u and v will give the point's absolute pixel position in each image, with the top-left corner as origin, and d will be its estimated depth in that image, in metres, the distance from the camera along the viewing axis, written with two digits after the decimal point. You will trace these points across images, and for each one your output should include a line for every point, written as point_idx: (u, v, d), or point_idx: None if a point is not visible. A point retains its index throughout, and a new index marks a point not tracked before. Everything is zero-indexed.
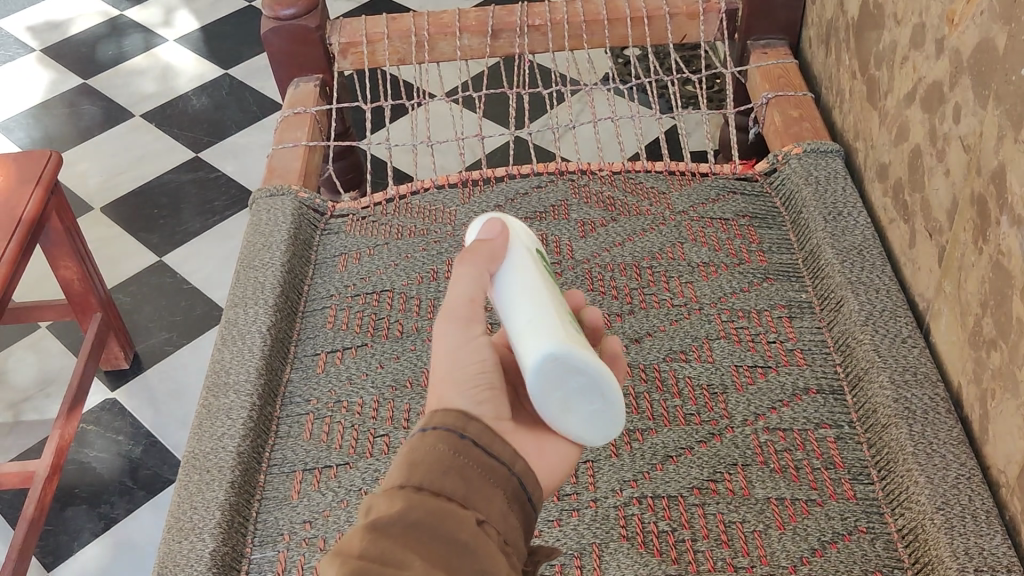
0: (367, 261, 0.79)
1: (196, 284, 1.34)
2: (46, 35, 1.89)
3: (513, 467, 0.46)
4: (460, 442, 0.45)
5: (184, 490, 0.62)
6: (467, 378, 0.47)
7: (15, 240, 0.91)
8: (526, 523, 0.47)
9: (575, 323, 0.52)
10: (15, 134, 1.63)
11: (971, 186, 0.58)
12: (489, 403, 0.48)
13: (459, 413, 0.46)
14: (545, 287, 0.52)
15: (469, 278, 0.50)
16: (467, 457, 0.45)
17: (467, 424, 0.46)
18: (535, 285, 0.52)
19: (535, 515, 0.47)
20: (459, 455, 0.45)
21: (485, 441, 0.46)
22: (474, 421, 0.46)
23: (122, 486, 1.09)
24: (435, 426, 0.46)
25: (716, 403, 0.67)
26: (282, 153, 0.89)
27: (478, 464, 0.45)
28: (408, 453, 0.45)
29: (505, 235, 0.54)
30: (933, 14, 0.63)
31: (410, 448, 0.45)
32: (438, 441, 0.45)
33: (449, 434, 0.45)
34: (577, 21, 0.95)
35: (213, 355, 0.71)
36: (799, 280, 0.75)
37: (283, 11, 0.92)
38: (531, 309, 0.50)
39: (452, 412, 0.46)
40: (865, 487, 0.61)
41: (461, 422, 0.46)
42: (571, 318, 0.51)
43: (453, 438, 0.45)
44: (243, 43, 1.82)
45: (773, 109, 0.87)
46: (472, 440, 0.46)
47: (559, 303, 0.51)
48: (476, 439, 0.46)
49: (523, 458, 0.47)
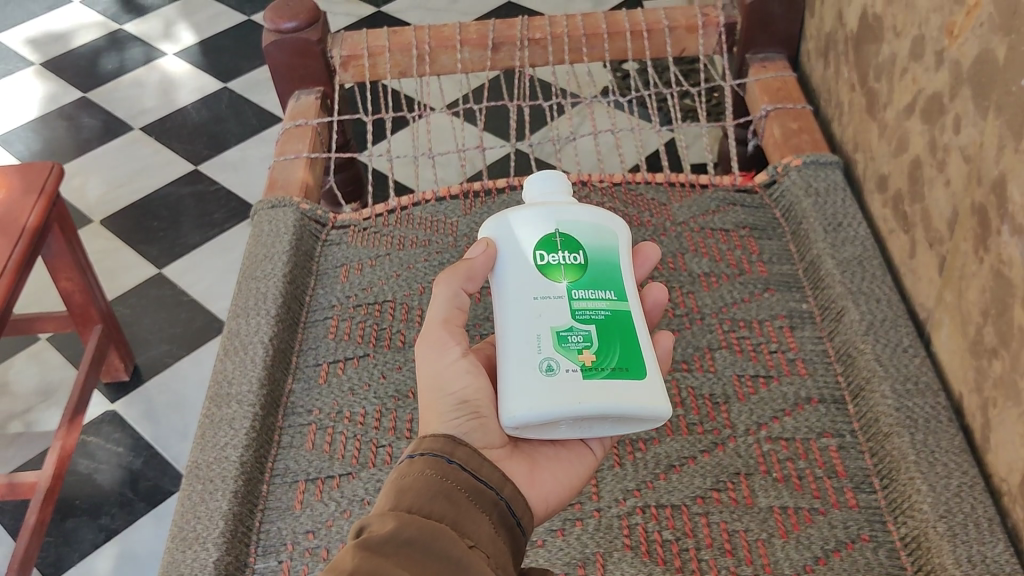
0: (370, 272, 0.80)
1: (196, 296, 1.34)
2: (46, 48, 1.89)
3: (502, 492, 0.49)
4: (448, 466, 0.48)
5: (187, 499, 0.62)
6: (452, 408, 0.51)
7: (18, 250, 0.91)
8: (517, 549, 0.49)
9: (566, 335, 0.52)
10: (15, 147, 1.64)
11: (971, 196, 0.59)
12: (476, 432, 0.51)
13: (447, 438, 0.49)
14: (530, 305, 0.54)
15: (443, 297, 0.54)
16: (455, 480, 0.47)
17: (455, 450, 0.49)
18: (520, 313, 0.54)
19: (524, 539, 0.49)
20: (447, 478, 0.47)
21: (473, 465, 0.49)
22: (462, 446, 0.49)
23: (123, 498, 1.09)
24: (422, 452, 0.48)
25: (718, 413, 0.67)
26: (284, 164, 0.89)
27: (466, 488, 0.47)
28: (398, 478, 0.47)
29: (485, 254, 0.56)
30: (933, 25, 0.63)
31: (399, 475, 0.48)
32: (426, 465, 0.47)
33: (438, 459, 0.48)
34: (577, 35, 0.96)
35: (216, 365, 0.71)
36: (800, 290, 0.75)
37: (285, 25, 0.92)
38: (511, 356, 0.52)
39: (440, 438, 0.49)
40: (867, 496, 0.61)
41: (449, 448, 0.49)
42: (558, 334, 0.52)
43: (442, 463, 0.48)
44: (243, 57, 1.83)
45: (773, 121, 0.87)
46: (460, 464, 0.48)
47: (545, 322, 0.53)
48: (464, 464, 0.49)
49: (512, 483, 0.50)
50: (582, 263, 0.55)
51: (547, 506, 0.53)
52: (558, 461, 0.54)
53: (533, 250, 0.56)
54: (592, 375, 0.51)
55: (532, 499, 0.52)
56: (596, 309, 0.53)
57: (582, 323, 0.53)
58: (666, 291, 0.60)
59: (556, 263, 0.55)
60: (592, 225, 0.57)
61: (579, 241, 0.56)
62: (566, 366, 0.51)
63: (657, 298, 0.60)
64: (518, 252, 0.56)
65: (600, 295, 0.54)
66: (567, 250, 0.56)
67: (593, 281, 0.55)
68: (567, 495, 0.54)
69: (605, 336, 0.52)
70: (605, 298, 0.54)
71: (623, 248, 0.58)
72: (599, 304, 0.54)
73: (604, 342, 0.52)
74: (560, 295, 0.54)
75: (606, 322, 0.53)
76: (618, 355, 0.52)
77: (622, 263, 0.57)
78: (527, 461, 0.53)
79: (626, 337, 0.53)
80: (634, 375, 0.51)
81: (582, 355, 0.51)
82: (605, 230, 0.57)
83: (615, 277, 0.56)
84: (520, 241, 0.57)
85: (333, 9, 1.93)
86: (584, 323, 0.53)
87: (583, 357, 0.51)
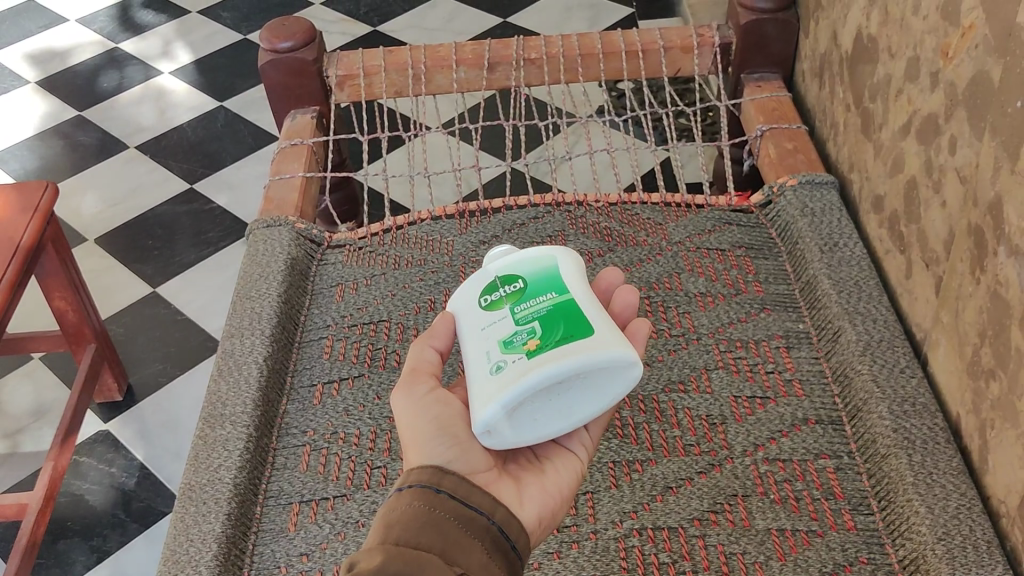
0: (365, 291, 0.79)
1: (190, 315, 1.34)
2: (49, 65, 1.89)
3: (493, 516, 0.49)
4: (436, 497, 0.48)
5: (180, 522, 0.61)
6: (433, 439, 0.51)
7: (12, 267, 0.91)
8: (514, 571, 0.48)
9: (511, 339, 0.54)
10: (10, 165, 1.64)
11: (967, 218, 0.59)
12: (459, 458, 0.51)
13: (433, 469, 0.49)
14: (481, 336, 0.56)
15: (411, 354, 0.56)
16: (442, 510, 0.47)
17: (442, 479, 0.49)
18: (474, 345, 0.55)
19: (521, 563, 0.49)
20: (435, 508, 0.47)
21: (461, 493, 0.49)
22: (449, 475, 0.49)
23: (115, 519, 1.08)
24: (410, 484, 0.48)
25: (716, 434, 0.66)
26: (279, 184, 0.89)
27: (455, 516, 0.47)
28: (385, 512, 0.47)
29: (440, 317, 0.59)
30: (928, 47, 0.64)
31: (387, 508, 0.47)
32: (414, 497, 0.47)
33: (425, 489, 0.48)
34: (572, 55, 0.96)
35: (210, 385, 0.70)
36: (796, 310, 0.75)
37: (281, 44, 0.93)
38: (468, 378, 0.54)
39: (427, 469, 0.49)
40: (865, 519, 0.61)
41: (436, 478, 0.49)
42: (504, 341, 0.54)
43: (430, 494, 0.48)
44: (239, 75, 1.83)
45: (767, 141, 0.88)
46: (448, 494, 0.48)
47: (491, 342, 0.54)
48: (452, 493, 0.48)
49: (504, 506, 0.50)
50: (522, 282, 0.58)
51: (541, 525, 0.52)
52: (546, 478, 0.54)
53: (475, 294, 0.59)
54: (537, 352, 0.52)
55: (524, 519, 0.51)
56: (536, 309, 0.54)
57: (524, 324, 0.54)
58: (635, 291, 0.60)
59: (497, 296, 0.57)
60: (529, 255, 0.59)
61: (518, 274, 0.58)
62: (512, 360, 0.52)
63: (627, 300, 0.60)
64: (465, 302, 0.59)
65: (541, 299, 0.55)
66: (506, 281, 0.58)
67: (534, 292, 0.56)
68: (560, 511, 0.54)
69: (547, 321, 0.53)
70: (547, 298, 0.55)
71: (564, 258, 0.59)
72: (540, 306, 0.55)
73: (547, 327, 0.53)
74: (504, 316, 0.55)
75: (547, 312, 0.54)
76: (562, 330, 0.52)
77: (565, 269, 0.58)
78: (513, 482, 0.52)
79: (570, 316, 0.53)
80: (580, 336, 0.52)
81: (527, 344, 0.53)
82: (540, 251, 0.59)
83: (555, 281, 0.57)
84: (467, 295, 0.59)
85: (329, 28, 1.93)
86: (526, 323, 0.54)
87: (528, 345, 0.52)
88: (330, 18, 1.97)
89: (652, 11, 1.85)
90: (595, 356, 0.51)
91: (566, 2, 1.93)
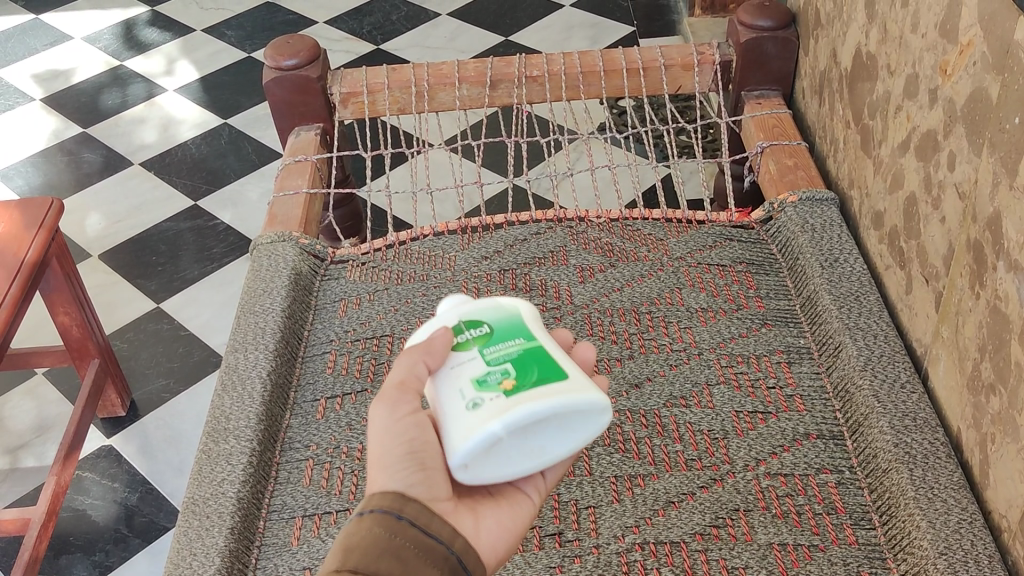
0: (367, 307, 0.80)
1: (193, 330, 1.34)
2: (51, 83, 1.91)
3: (452, 546, 0.45)
4: (398, 524, 0.44)
5: (183, 536, 0.62)
6: None
7: (16, 284, 0.91)
8: None
9: (485, 377, 0.50)
10: (14, 182, 1.65)
11: (967, 233, 0.59)
12: (422, 484, 0.47)
13: (396, 494, 0.45)
14: (449, 375, 0.52)
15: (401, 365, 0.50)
16: (404, 539, 0.44)
17: (405, 505, 0.45)
18: (444, 382, 0.51)
19: None
20: (396, 536, 0.44)
21: (423, 521, 0.45)
22: (412, 501, 0.46)
23: (117, 534, 1.08)
24: (371, 509, 0.45)
25: (718, 449, 0.67)
26: (283, 200, 0.89)
27: (416, 545, 0.44)
28: (343, 538, 0.44)
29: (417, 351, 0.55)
30: (927, 65, 0.64)
31: (346, 533, 0.44)
32: (375, 523, 0.44)
33: (386, 516, 0.44)
34: (574, 73, 0.97)
35: (214, 401, 0.71)
36: (797, 325, 0.75)
37: (286, 62, 0.94)
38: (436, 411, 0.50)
39: (390, 493, 0.45)
40: (867, 533, 0.61)
41: (399, 503, 0.45)
42: (477, 379, 0.50)
43: (391, 520, 0.44)
44: (243, 93, 1.84)
45: (768, 158, 0.88)
46: (410, 521, 0.45)
47: (461, 381, 0.51)
48: (414, 519, 0.45)
49: (462, 536, 0.47)
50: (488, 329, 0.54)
51: (495, 556, 0.49)
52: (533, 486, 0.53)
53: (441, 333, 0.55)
54: (515, 391, 0.49)
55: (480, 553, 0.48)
56: (506, 354, 0.52)
57: (498, 364, 0.51)
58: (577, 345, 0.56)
59: (464, 338, 0.54)
60: (493, 304, 0.56)
61: (484, 320, 0.55)
62: (488, 397, 0.49)
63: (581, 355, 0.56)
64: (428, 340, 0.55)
65: (510, 344, 0.53)
66: (472, 326, 0.54)
67: (505, 337, 0.53)
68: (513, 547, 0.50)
69: (522, 363, 0.51)
70: (516, 343, 0.53)
71: (527, 309, 0.56)
72: (511, 351, 0.52)
73: (521, 369, 0.50)
74: (474, 358, 0.52)
75: (522, 356, 0.51)
76: (539, 372, 0.50)
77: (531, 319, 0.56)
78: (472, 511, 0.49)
79: (542, 358, 0.51)
80: (556, 378, 0.49)
81: (502, 384, 0.50)
82: (505, 305, 0.56)
83: (519, 327, 0.54)
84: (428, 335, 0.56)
85: (332, 46, 1.95)
86: (501, 364, 0.51)
87: (504, 385, 0.50)
88: (333, 36, 1.98)
89: (653, 30, 1.88)
90: (574, 396, 0.49)
91: (567, 21, 1.95)
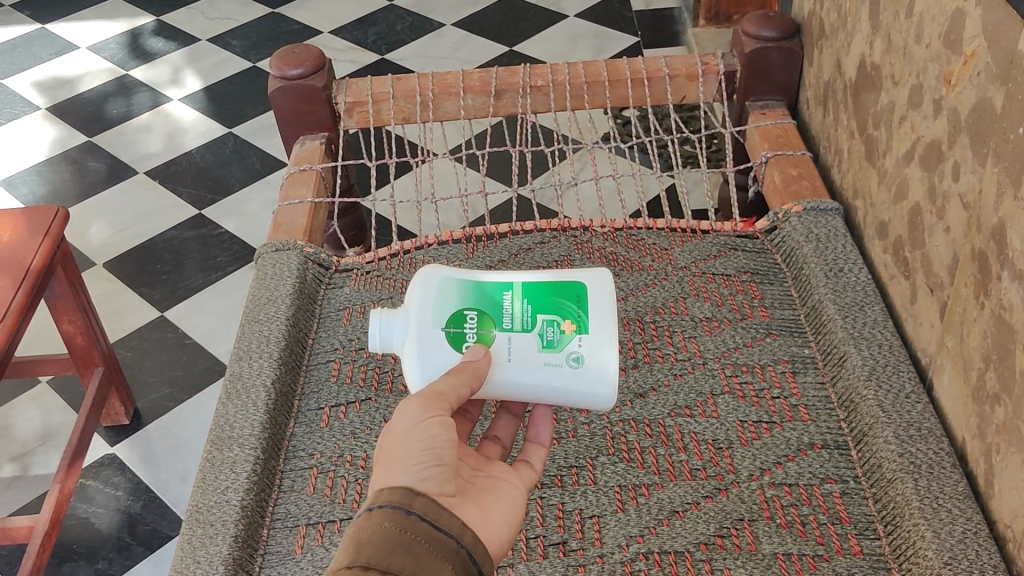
0: (371, 315, 0.80)
1: (198, 339, 1.34)
2: (56, 92, 1.91)
3: (462, 540, 0.44)
4: (408, 518, 0.43)
5: (187, 544, 0.61)
6: None
7: (21, 291, 0.91)
8: None
9: (545, 335, 0.60)
10: (19, 190, 1.65)
11: (971, 243, 0.59)
12: (435, 479, 0.46)
13: (404, 489, 0.44)
14: (513, 364, 0.59)
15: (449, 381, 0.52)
16: (415, 533, 0.42)
17: (413, 501, 0.44)
18: (518, 372, 0.59)
19: None
20: (407, 531, 0.42)
21: (432, 516, 0.44)
22: (420, 497, 0.44)
23: (120, 542, 1.08)
24: (380, 505, 0.43)
25: (722, 458, 0.67)
26: (288, 209, 0.90)
27: (427, 539, 0.42)
28: (352, 533, 0.42)
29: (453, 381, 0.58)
30: (931, 75, 0.64)
31: (355, 529, 0.42)
32: (385, 518, 0.42)
33: (396, 510, 0.43)
34: (578, 82, 0.97)
35: (218, 409, 0.71)
36: (801, 335, 0.75)
37: (291, 71, 0.94)
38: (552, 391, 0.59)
39: (398, 489, 0.44)
40: (871, 543, 0.61)
41: (407, 499, 0.44)
42: (542, 341, 0.59)
43: (400, 515, 0.43)
44: (248, 102, 1.85)
45: (773, 167, 0.88)
46: (419, 515, 0.43)
47: (533, 356, 0.59)
48: (423, 515, 0.43)
49: (471, 532, 0.45)
50: (474, 314, 0.60)
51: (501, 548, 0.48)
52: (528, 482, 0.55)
53: (452, 351, 0.59)
54: (581, 323, 0.61)
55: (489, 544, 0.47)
56: (523, 311, 0.60)
57: (536, 320, 0.60)
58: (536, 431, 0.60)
59: (476, 333, 0.59)
60: (434, 293, 0.61)
61: (458, 312, 0.60)
62: (575, 343, 0.60)
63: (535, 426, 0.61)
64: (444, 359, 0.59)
65: (509, 302, 0.61)
66: (464, 320, 0.60)
67: (493, 304, 0.61)
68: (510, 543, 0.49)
69: (549, 304, 0.61)
70: (513, 298, 0.61)
71: (451, 278, 0.62)
72: (521, 306, 0.61)
73: (555, 310, 0.61)
74: (509, 336, 0.59)
75: (533, 299, 0.61)
76: (565, 299, 0.61)
77: (471, 279, 0.62)
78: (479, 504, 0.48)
79: (544, 289, 0.62)
80: (584, 291, 0.62)
81: (566, 328, 0.60)
82: (444, 290, 0.61)
83: (484, 292, 0.61)
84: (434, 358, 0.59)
85: (338, 56, 1.96)
86: (537, 319, 0.60)
87: (566, 325, 0.60)
88: (337, 46, 1.99)
89: (657, 41, 1.88)
90: (603, 292, 0.62)
91: (571, 32, 1.95)
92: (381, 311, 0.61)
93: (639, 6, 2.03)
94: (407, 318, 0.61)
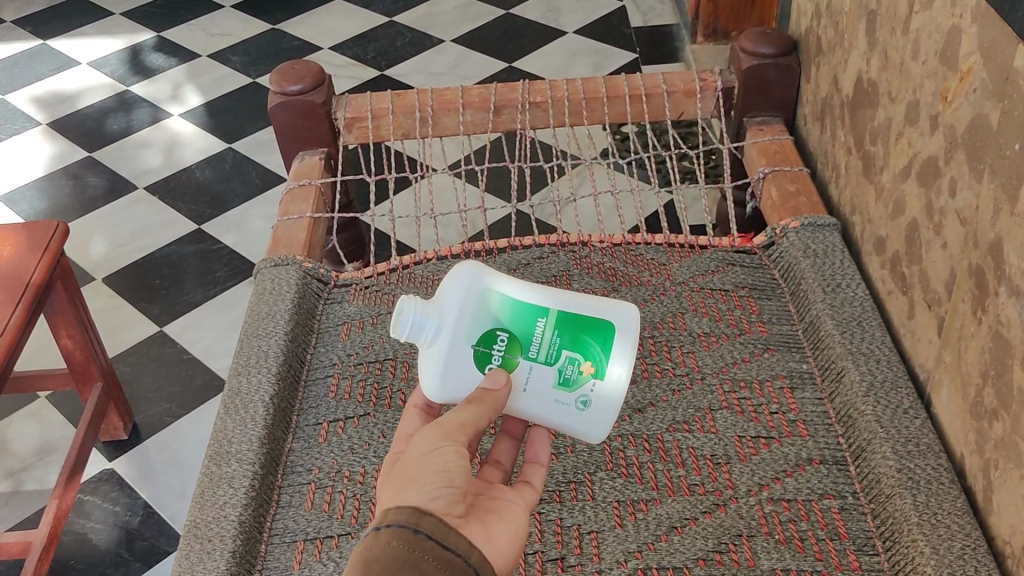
0: (370, 330, 0.80)
1: (197, 354, 1.34)
2: (56, 108, 1.92)
3: (469, 559, 0.44)
4: (415, 537, 0.43)
5: (186, 559, 0.61)
6: None
7: (22, 305, 0.91)
8: None
9: (562, 374, 0.60)
10: (19, 206, 1.65)
11: (968, 258, 0.60)
12: (445, 497, 0.46)
13: (413, 509, 0.44)
14: (526, 395, 0.60)
15: (469, 412, 0.52)
16: (423, 550, 0.42)
17: (421, 519, 0.44)
18: (533, 403, 0.60)
19: None
20: (414, 549, 0.42)
21: (440, 534, 0.44)
22: (428, 515, 0.44)
23: (118, 558, 1.08)
24: (388, 524, 0.43)
25: (720, 474, 0.66)
26: (288, 224, 0.90)
27: (435, 558, 0.42)
28: (362, 552, 0.42)
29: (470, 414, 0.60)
30: (927, 91, 0.65)
31: (363, 549, 0.42)
32: (393, 537, 0.42)
33: (404, 529, 0.43)
34: (576, 98, 0.97)
35: (217, 425, 0.71)
36: (800, 350, 0.75)
37: (291, 86, 0.94)
38: (557, 420, 0.61)
39: (406, 508, 0.44)
40: (870, 559, 0.61)
41: (415, 518, 0.44)
42: (558, 379, 0.60)
43: (408, 534, 0.43)
44: (248, 118, 1.86)
45: (770, 183, 0.88)
46: (427, 534, 0.43)
47: (547, 390, 0.60)
48: (431, 533, 0.43)
49: (480, 550, 0.45)
50: (503, 335, 0.60)
51: (507, 567, 0.48)
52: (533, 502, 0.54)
53: (475, 368, 0.60)
54: (599, 369, 0.60)
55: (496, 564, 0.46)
56: (551, 344, 0.60)
57: (559, 356, 0.60)
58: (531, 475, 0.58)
59: (502, 357, 0.60)
60: (474, 307, 0.60)
61: (491, 330, 0.60)
62: (590, 388, 0.60)
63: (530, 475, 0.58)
64: (463, 372, 0.60)
65: (540, 331, 0.60)
66: (493, 341, 0.60)
67: (525, 327, 0.60)
68: (516, 563, 0.49)
69: (578, 342, 0.60)
70: (546, 327, 0.60)
71: (496, 286, 0.60)
72: (551, 336, 0.60)
73: (581, 349, 0.60)
74: (531, 367, 0.60)
75: (564, 333, 0.60)
76: (591, 337, 0.60)
77: (514, 291, 0.60)
78: (483, 521, 0.48)
79: (577, 321, 0.60)
80: (610, 333, 0.60)
81: (584, 371, 0.60)
82: (484, 303, 0.60)
83: (524, 312, 0.60)
84: (453, 373, 0.60)
85: (338, 72, 1.97)
86: (561, 354, 0.60)
87: (585, 368, 0.60)
88: (337, 62, 2.00)
89: (656, 57, 1.90)
90: (631, 332, 0.61)
91: (570, 48, 1.96)
92: (418, 305, 0.60)
93: (637, 22, 2.04)
94: (438, 325, 0.60)
